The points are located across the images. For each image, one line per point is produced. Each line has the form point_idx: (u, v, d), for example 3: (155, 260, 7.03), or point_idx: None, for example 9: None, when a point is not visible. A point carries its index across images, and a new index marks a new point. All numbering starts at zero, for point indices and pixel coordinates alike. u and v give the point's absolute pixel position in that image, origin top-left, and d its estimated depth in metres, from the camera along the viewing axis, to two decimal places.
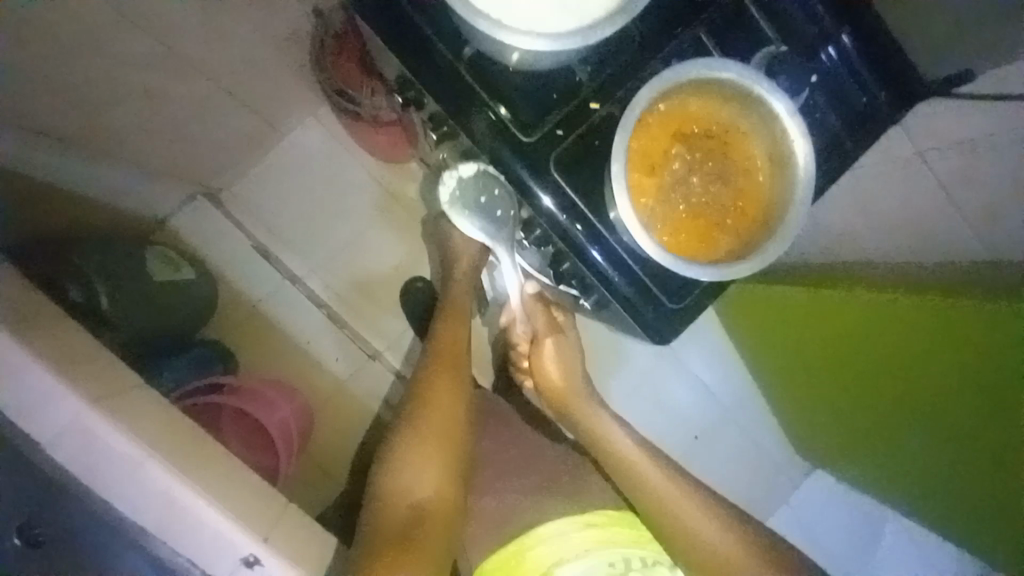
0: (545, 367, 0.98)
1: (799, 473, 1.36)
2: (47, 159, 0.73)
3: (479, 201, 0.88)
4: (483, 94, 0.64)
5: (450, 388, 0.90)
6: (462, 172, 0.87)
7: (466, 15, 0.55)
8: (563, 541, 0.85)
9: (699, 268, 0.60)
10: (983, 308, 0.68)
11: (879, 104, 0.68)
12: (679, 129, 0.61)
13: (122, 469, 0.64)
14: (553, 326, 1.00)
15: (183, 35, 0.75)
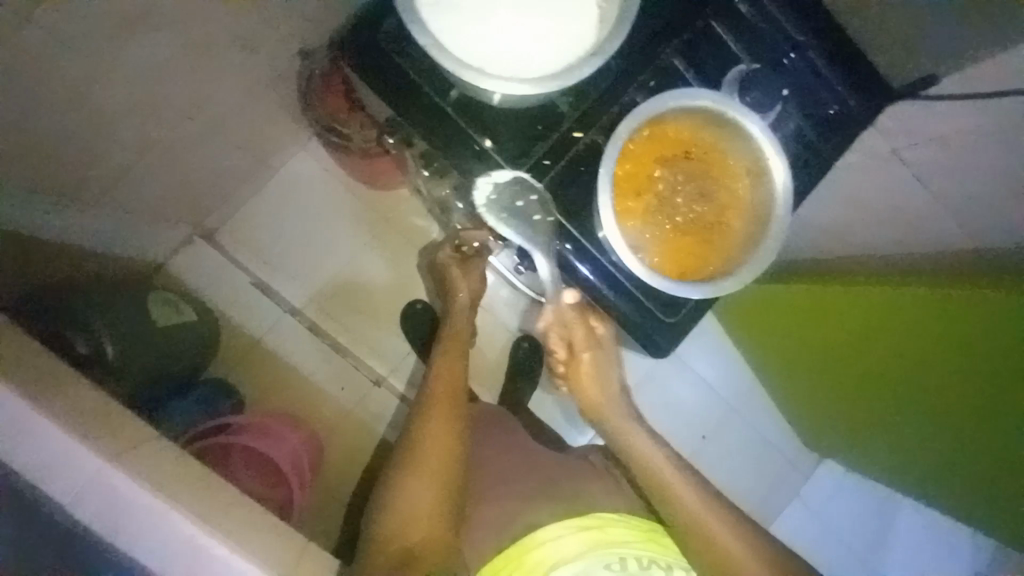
0: (584, 380, 0.74)
1: (808, 464, 1.29)
2: (56, 218, 0.73)
3: (515, 206, 0.53)
4: (464, 126, 0.52)
5: (451, 423, 0.71)
6: (494, 171, 0.53)
7: (449, 67, 0.46)
8: (560, 542, 0.66)
9: (687, 288, 0.51)
10: (985, 297, 0.62)
11: (851, 108, 0.59)
12: (661, 152, 0.52)
13: (141, 519, 0.50)
14: (591, 338, 0.72)
15: (172, 85, 0.71)
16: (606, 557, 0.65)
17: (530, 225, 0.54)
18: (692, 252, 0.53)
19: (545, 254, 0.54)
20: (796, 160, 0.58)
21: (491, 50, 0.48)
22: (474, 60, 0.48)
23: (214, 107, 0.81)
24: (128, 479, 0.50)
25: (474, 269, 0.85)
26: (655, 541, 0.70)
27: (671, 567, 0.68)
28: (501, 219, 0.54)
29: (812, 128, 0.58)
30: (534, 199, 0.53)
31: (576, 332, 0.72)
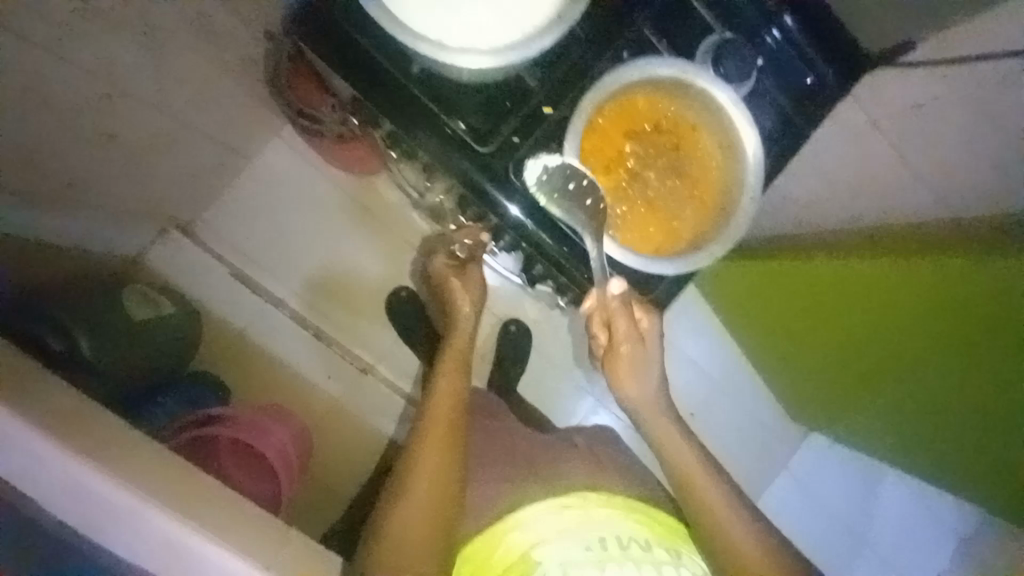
0: (621, 369, 0.66)
1: (794, 437, 1.31)
2: (41, 223, 0.71)
3: (568, 189, 0.51)
4: (429, 105, 0.51)
5: (446, 441, 0.67)
6: (543, 155, 0.52)
7: (404, 41, 0.45)
8: (540, 522, 0.67)
9: (658, 263, 0.51)
10: (979, 263, 0.60)
11: (826, 80, 0.58)
12: (630, 127, 0.52)
13: (116, 515, 0.50)
14: (634, 330, 0.62)
15: (134, 78, 0.68)
16: (585, 536, 0.66)
17: (580, 209, 0.51)
18: (665, 226, 0.53)
19: (594, 238, 0.51)
20: (771, 132, 0.57)
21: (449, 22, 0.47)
22: (432, 32, 0.46)
23: (179, 95, 0.77)
24: (101, 477, 0.49)
25: (473, 276, 0.83)
26: (636, 518, 0.70)
27: (650, 544, 0.67)
28: (553, 201, 0.51)
29: (787, 98, 0.57)
30: (585, 184, 0.50)
31: (619, 321, 0.60)
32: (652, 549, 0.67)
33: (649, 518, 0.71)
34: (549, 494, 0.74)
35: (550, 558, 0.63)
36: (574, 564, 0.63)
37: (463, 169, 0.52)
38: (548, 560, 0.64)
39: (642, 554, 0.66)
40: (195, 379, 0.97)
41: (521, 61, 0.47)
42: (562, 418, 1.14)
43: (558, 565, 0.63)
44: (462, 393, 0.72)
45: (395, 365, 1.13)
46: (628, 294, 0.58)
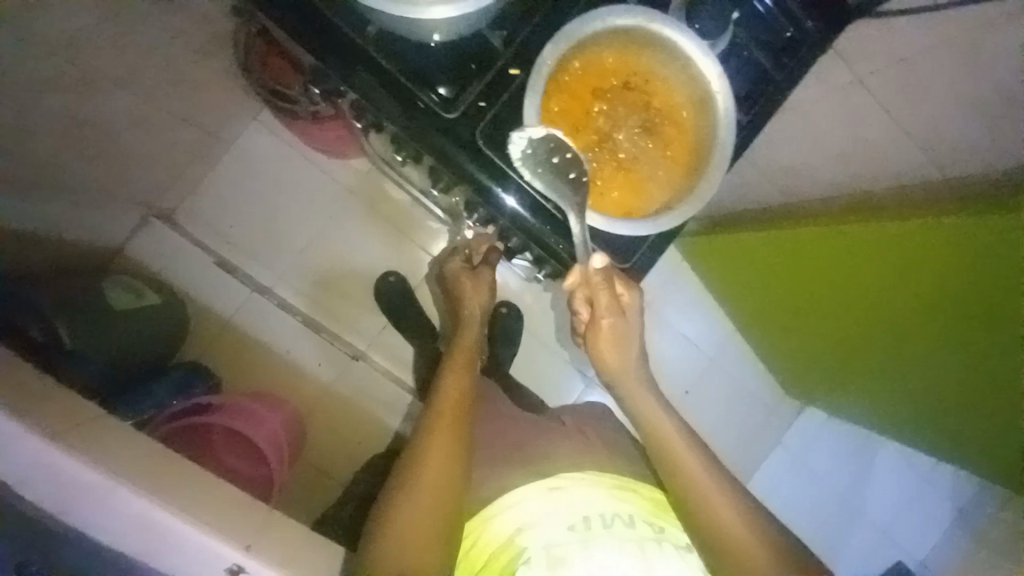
0: (603, 345, 0.63)
1: (789, 411, 1.31)
2: (18, 214, 0.69)
3: (552, 163, 0.49)
4: (392, 70, 0.50)
5: (454, 439, 0.65)
6: (528, 125, 0.48)
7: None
8: (525, 505, 0.67)
9: (629, 225, 0.50)
10: (961, 226, 0.59)
11: (807, 33, 0.56)
12: (598, 84, 0.50)
13: (89, 498, 0.49)
14: (616, 304, 0.57)
15: (107, 62, 0.66)
16: (568, 517, 0.66)
17: (563, 183, 0.50)
18: (638, 189, 0.52)
19: (578, 216, 0.50)
20: (749, 90, 0.56)
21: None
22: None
23: (150, 77, 0.74)
24: (72, 460, 0.48)
25: (485, 281, 0.79)
26: (619, 494, 0.70)
27: (633, 519, 0.67)
28: (538, 175, 0.49)
29: (765, 54, 0.56)
30: (569, 157, 0.49)
31: (600, 294, 0.56)
32: (635, 525, 0.67)
33: (633, 493, 0.71)
34: (538, 472, 0.73)
35: (535, 542, 0.64)
36: (557, 544, 0.64)
37: (429, 135, 0.50)
38: (532, 541, 0.64)
39: (624, 530, 0.66)
40: (183, 366, 0.96)
41: (477, 12, 0.45)
42: (556, 398, 1.13)
43: (543, 546, 0.64)
44: (470, 389, 0.70)
45: (385, 350, 1.12)
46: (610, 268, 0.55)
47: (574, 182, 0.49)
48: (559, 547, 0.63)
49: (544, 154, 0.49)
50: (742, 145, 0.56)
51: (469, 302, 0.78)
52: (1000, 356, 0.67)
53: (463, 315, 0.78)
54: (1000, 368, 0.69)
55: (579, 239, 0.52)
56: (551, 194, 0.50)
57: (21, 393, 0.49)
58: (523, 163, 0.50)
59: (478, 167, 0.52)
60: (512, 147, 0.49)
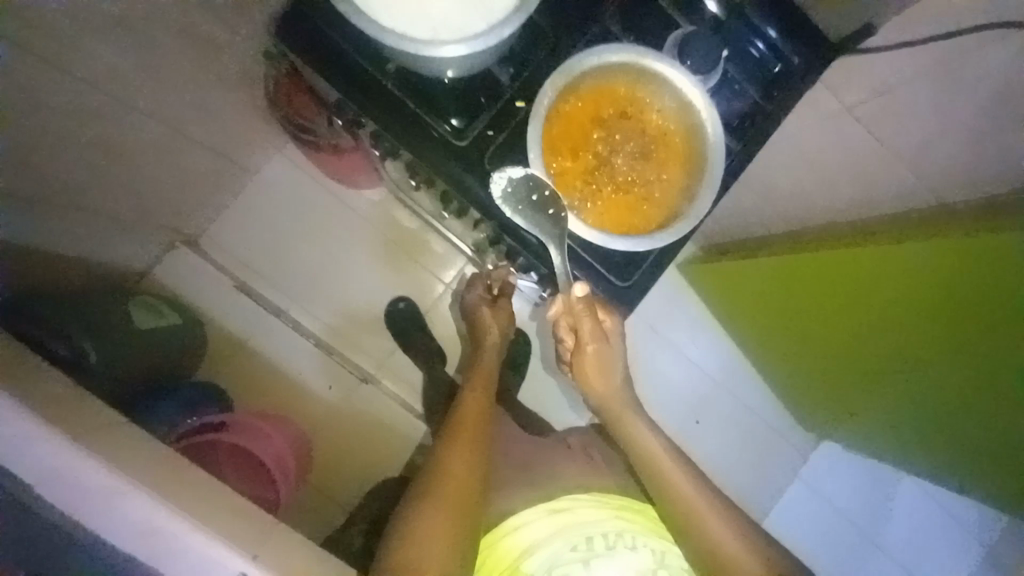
0: (589, 369, 0.65)
1: (806, 443, 1.28)
2: (60, 232, 0.74)
3: (531, 200, 0.53)
4: (410, 104, 0.54)
5: (475, 452, 0.66)
6: (509, 167, 0.54)
7: (372, 35, 0.48)
8: (531, 528, 0.67)
9: (624, 243, 0.53)
10: (950, 247, 0.60)
11: (793, 67, 0.60)
12: (596, 113, 0.54)
13: (96, 500, 0.50)
14: (600, 330, 0.61)
15: (148, 97, 0.72)
16: (571, 541, 0.67)
17: (542, 217, 0.53)
18: (634, 210, 0.55)
19: (558, 247, 0.55)
20: (741, 119, 0.59)
21: (411, 13, 0.49)
22: (396, 24, 0.49)
23: (185, 111, 0.80)
24: (91, 463, 0.49)
25: (504, 310, 0.80)
26: (623, 516, 0.69)
27: (636, 543, 0.68)
28: (518, 210, 0.53)
29: (754, 88, 0.60)
30: (547, 194, 0.52)
31: (584, 322, 0.59)
32: (637, 547, 0.68)
33: (640, 514, 0.70)
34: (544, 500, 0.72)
35: (537, 564, 0.66)
36: (559, 568, 0.66)
37: (442, 163, 0.55)
38: (536, 567, 0.66)
39: (625, 553, 0.68)
40: (194, 386, 0.96)
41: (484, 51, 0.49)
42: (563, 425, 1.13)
43: (545, 567, 0.66)
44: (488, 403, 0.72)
45: (393, 374, 1.13)
46: (592, 297, 0.58)
47: (554, 216, 0.53)
48: (560, 568, 0.66)
49: (523, 195, 0.53)
50: (735, 170, 0.59)
51: (485, 321, 0.80)
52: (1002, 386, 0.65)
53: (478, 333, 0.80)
54: (1007, 400, 0.66)
55: (559, 268, 0.56)
56: (533, 228, 0.53)
57: (50, 400, 0.51)
58: (502, 199, 0.54)
59: (478, 195, 0.55)
60: (496, 185, 0.54)
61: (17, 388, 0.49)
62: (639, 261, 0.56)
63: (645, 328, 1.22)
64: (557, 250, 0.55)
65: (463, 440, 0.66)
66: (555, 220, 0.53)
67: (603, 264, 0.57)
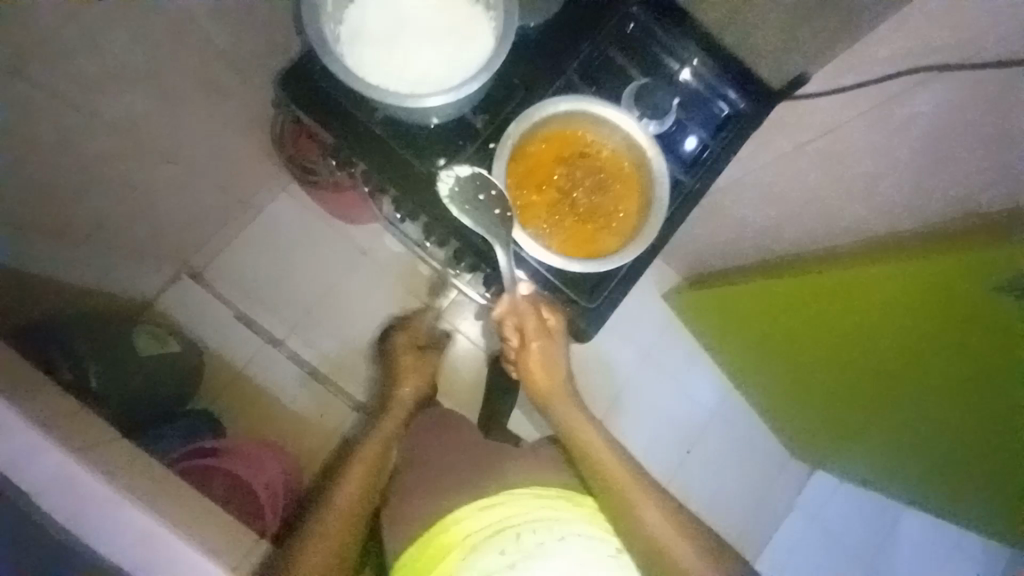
0: (534, 367, 0.69)
1: (800, 473, 1.27)
2: (69, 261, 0.79)
3: (478, 199, 0.58)
4: (396, 146, 0.61)
5: (367, 483, 0.70)
6: (455, 166, 0.60)
7: (361, 89, 0.54)
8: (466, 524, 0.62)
9: (583, 267, 0.59)
10: (901, 269, 0.63)
11: (740, 110, 0.69)
12: (560, 152, 0.61)
13: (91, 511, 0.52)
14: (543, 328, 0.64)
15: (163, 140, 0.79)
16: (498, 543, 0.60)
17: (489, 217, 0.58)
18: (595, 236, 0.61)
19: (505, 248, 0.59)
20: (694, 158, 0.67)
21: (398, 71, 0.57)
22: (383, 80, 0.56)
23: (196, 153, 0.88)
24: (87, 474, 0.52)
25: (429, 358, 0.94)
26: (549, 507, 0.65)
27: (567, 533, 0.62)
28: (466, 209, 0.58)
29: (705, 131, 0.68)
30: (495, 193, 0.58)
31: (528, 320, 0.63)
32: (567, 539, 0.61)
33: (578, 504, 0.67)
34: None
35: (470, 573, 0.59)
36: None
37: (426, 199, 0.61)
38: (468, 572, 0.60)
39: (556, 548, 0.60)
40: (194, 412, 1.01)
41: (456, 101, 0.56)
42: None
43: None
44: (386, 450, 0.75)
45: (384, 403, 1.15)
46: (535, 296, 0.64)
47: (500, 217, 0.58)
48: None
49: (469, 193, 0.59)
50: (689, 200, 0.66)
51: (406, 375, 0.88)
52: (977, 398, 0.67)
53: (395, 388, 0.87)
54: (986, 411, 0.67)
55: (506, 268, 0.60)
56: (479, 226, 0.58)
57: (49, 418, 0.53)
58: (449, 199, 0.59)
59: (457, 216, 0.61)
60: (442, 185, 0.60)
61: (17, 397, 0.52)
62: (603, 284, 0.63)
63: (636, 355, 1.22)
64: (503, 252, 0.60)
65: (359, 475, 0.70)
66: (501, 221, 0.58)
67: (569, 287, 0.63)
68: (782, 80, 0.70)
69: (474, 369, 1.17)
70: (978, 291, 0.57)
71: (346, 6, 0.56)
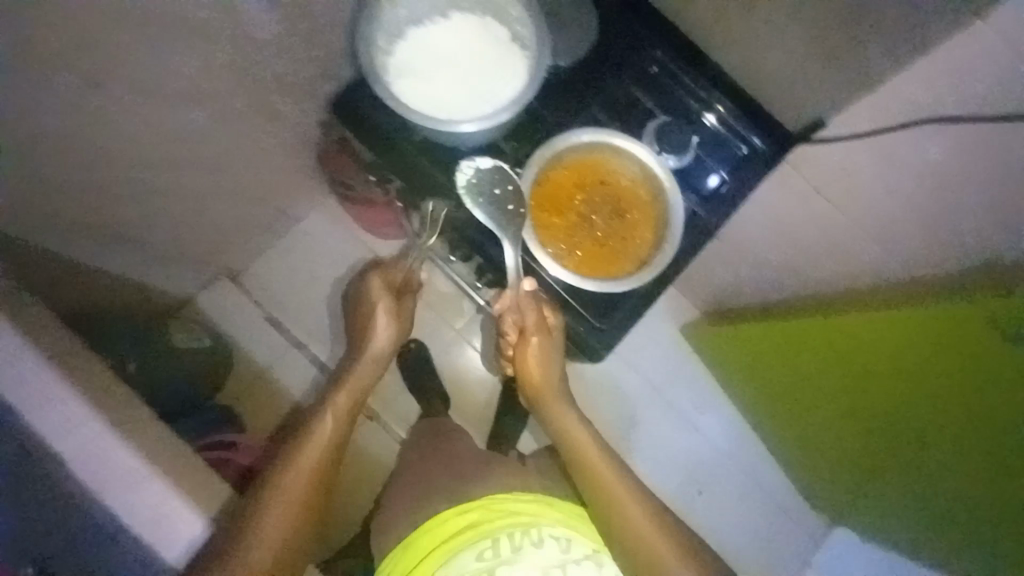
0: (529, 361, 0.71)
1: (818, 526, 1.22)
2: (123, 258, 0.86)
3: (494, 193, 0.62)
4: (428, 165, 0.66)
5: (343, 418, 0.79)
6: (479, 158, 0.63)
7: (403, 114, 0.60)
8: (440, 529, 0.68)
9: (597, 288, 0.63)
10: (926, 317, 0.63)
11: (757, 151, 0.72)
12: (581, 180, 0.65)
13: (122, 481, 0.56)
14: (543, 324, 0.67)
15: (223, 155, 0.86)
16: (477, 547, 0.64)
17: (501, 212, 0.62)
18: (610, 259, 0.65)
19: (512, 242, 0.62)
20: (712, 194, 0.71)
21: (437, 100, 0.62)
22: (423, 107, 0.62)
23: (252, 168, 0.94)
24: (121, 446, 0.57)
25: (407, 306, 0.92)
26: (528, 511, 0.68)
27: (544, 537, 0.66)
28: (479, 201, 0.62)
29: (724, 168, 0.71)
30: (510, 189, 0.62)
31: (528, 315, 0.65)
32: (543, 544, 0.65)
33: (552, 508, 0.70)
34: None
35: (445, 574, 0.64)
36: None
37: (452, 216, 0.66)
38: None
39: (532, 552, 0.64)
40: (214, 406, 1.04)
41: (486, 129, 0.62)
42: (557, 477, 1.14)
43: None
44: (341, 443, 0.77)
45: (397, 414, 1.16)
46: (536, 293, 0.65)
47: (511, 212, 0.62)
48: None
49: (486, 187, 0.63)
50: (701, 232, 0.70)
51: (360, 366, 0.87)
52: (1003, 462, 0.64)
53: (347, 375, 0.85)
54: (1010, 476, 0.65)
55: (512, 261, 0.62)
56: (491, 220, 0.62)
57: (93, 399, 0.57)
58: (464, 189, 0.62)
59: (479, 226, 0.66)
60: (460, 171, 0.63)
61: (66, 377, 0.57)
62: (616, 305, 0.66)
63: (650, 386, 1.21)
64: (512, 246, 0.62)
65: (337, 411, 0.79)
66: (512, 216, 0.62)
67: (584, 306, 0.67)
68: (797, 123, 0.73)
69: (487, 386, 1.18)
70: (1005, 350, 0.56)
71: (396, 42, 0.62)
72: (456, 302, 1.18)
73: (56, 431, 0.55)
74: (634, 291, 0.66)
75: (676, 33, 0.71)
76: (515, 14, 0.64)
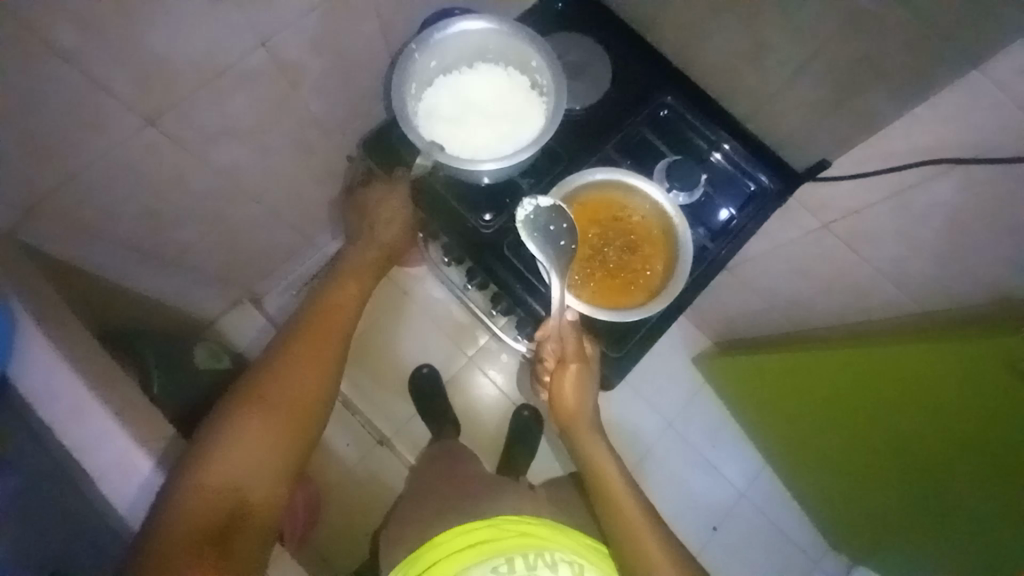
0: (566, 388, 0.69)
1: (838, 568, 1.18)
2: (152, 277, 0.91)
3: (547, 229, 0.64)
4: (452, 201, 0.70)
5: (371, 272, 0.86)
6: (540, 197, 0.65)
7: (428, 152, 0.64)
8: (453, 540, 0.69)
9: (612, 318, 0.65)
10: (931, 349, 0.62)
11: (765, 188, 0.74)
12: (595, 215, 0.68)
13: (131, 484, 0.63)
14: (581, 352, 0.67)
15: (256, 186, 0.90)
16: (492, 562, 0.67)
17: (554, 248, 0.64)
18: (623, 290, 0.67)
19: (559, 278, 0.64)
20: (725, 229, 0.73)
21: (461, 140, 0.67)
22: (447, 146, 0.66)
23: (282, 199, 0.99)
24: (146, 461, 0.64)
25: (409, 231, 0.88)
26: (541, 534, 0.70)
27: (557, 561, 0.68)
28: (534, 235, 0.63)
29: (733, 205, 0.74)
30: (564, 227, 0.64)
31: (569, 344, 0.66)
32: (557, 567, 0.67)
33: (564, 535, 0.71)
34: None
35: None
36: None
37: (471, 247, 0.70)
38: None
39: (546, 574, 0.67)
40: None
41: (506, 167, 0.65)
42: None
43: None
44: (344, 337, 0.78)
45: (407, 437, 1.17)
46: (576, 325, 0.67)
47: (562, 249, 0.64)
48: None
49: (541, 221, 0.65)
50: (712, 263, 0.72)
51: (345, 283, 0.82)
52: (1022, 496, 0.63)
53: (331, 289, 0.81)
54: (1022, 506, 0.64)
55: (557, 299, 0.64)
56: (544, 253, 0.64)
57: None
58: (522, 224, 0.64)
59: (500, 256, 0.69)
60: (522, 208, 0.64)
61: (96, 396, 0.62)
62: (631, 334, 0.69)
63: (661, 416, 1.20)
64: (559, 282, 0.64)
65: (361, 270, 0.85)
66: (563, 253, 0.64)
67: (602, 334, 0.69)
68: (801, 165, 0.74)
69: (499, 413, 1.19)
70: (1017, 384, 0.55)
71: (425, 89, 0.68)
72: (471, 328, 1.20)
73: (92, 446, 0.63)
74: (646, 320, 0.69)
75: (688, 81, 0.76)
76: (535, 65, 0.68)
